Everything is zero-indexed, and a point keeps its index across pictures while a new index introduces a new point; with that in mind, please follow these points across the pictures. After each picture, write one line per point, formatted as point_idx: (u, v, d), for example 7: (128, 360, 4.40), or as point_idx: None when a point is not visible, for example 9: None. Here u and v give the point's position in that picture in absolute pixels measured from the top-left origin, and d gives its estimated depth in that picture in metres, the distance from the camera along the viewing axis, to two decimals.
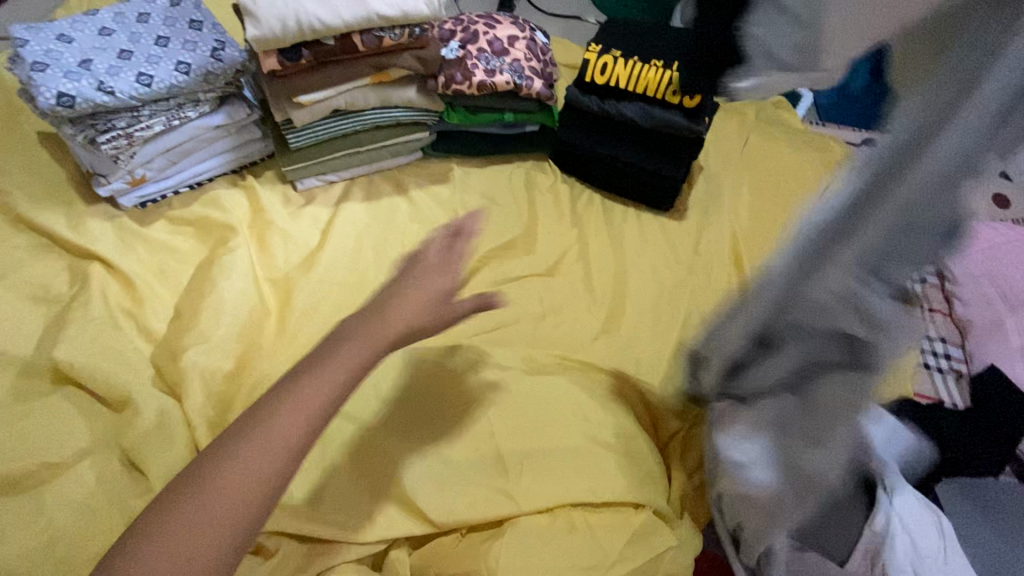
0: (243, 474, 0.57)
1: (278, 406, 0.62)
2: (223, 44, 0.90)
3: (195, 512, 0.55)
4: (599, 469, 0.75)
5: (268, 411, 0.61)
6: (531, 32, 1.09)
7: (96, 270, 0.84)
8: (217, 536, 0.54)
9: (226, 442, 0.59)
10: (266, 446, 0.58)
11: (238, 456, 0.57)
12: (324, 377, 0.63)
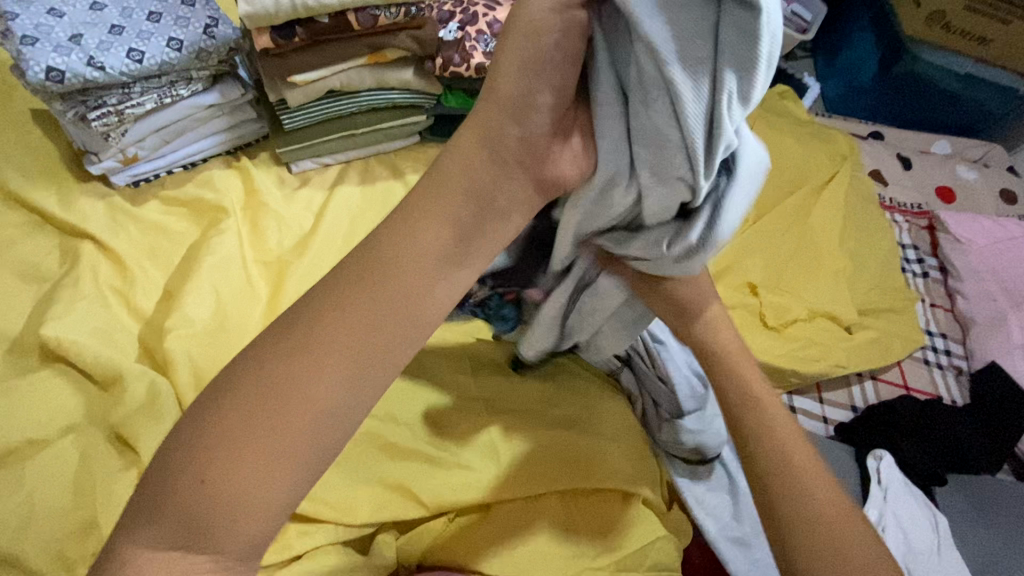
0: (302, 397, 0.38)
1: (314, 328, 0.40)
2: (216, 21, 0.88)
3: (211, 471, 0.37)
4: (588, 456, 0.74)
5: (316, 330, 0.40)
6: None
7: (87, 249, 0.84)
8: (292, 472, 0.38)
9: (272, 358, 0.39)
10: (324, 365, 0.39)
11: (301, 372, 0.39)
12: (400, 257, 0.42)
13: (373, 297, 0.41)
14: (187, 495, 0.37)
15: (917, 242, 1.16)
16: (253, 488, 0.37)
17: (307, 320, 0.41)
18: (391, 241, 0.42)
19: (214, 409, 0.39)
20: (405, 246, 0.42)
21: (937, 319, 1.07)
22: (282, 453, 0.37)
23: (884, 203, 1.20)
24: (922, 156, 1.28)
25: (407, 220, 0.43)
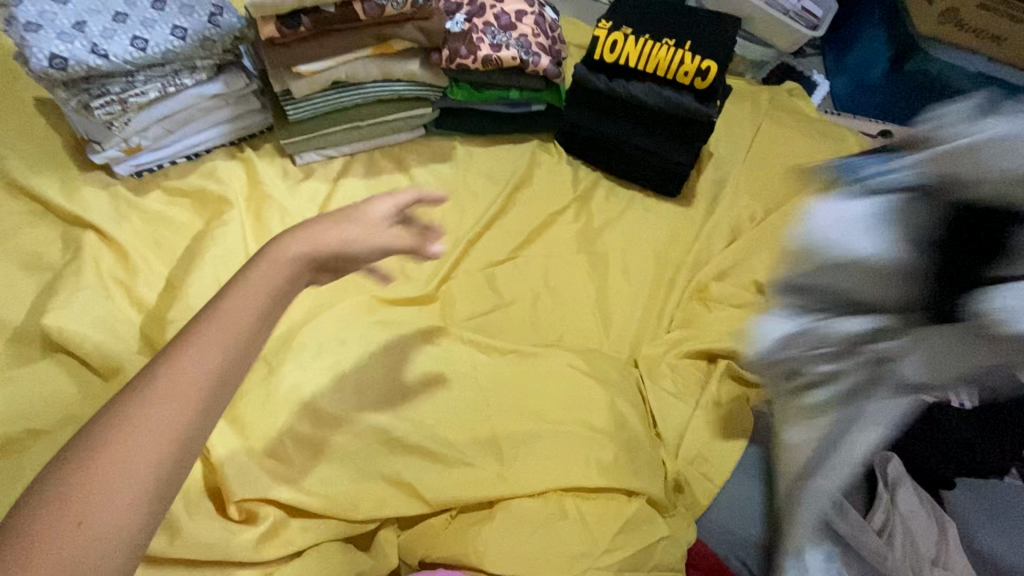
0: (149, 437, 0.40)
1: (155, 381, 0.43)
2: (221, 9, 0.87)
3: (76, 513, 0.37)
4: (593, 454, 0.74)
5: (154, 385, 0.42)
6: (541, 6, 1.05)
7: (89, 239, 0.83)
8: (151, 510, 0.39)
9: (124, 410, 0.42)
10: (174, 404, 0.42)
11: (145, 418, 0.41)
12: (228, 311, 0.47)
13: (211, 341, 0.45)
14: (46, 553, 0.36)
15: None
16: (114, 521, 0.38)
17: (142, 382, 0.43)
18: (222, 305, 0.47)
19: (54, 475, 0.38)
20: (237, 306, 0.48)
21: None
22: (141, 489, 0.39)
23: None
24: None
25: (237, 285, 0.49)
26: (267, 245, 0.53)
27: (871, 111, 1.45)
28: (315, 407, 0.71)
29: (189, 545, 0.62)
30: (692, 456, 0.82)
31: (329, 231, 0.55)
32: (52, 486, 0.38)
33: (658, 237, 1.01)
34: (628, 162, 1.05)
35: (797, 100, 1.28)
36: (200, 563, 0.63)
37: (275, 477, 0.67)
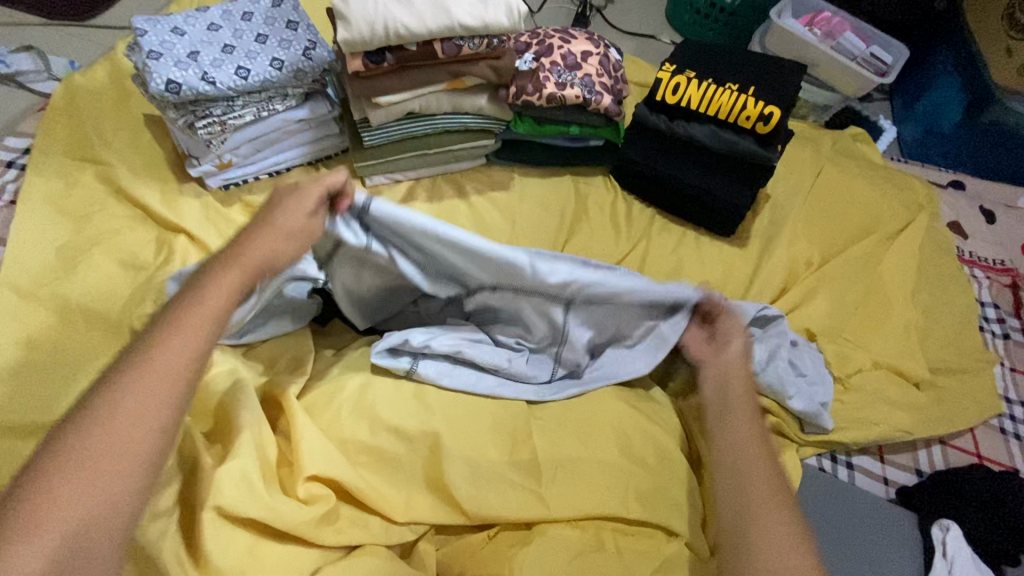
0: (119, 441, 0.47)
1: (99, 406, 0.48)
2: (314, 44, 0.95)
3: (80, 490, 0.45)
4: (635, 486, 0.74)
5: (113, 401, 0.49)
6: (606, 48, 1.09)
7: (181, 243, 0.93)
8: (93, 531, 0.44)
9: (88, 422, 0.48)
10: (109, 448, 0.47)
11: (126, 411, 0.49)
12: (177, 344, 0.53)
13: (153, 377, 0.51)
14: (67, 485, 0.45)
15: (997, 301, 1.22)
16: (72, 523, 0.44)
17: (87, 408, 0.48)
18: (175, 312, 0.56)
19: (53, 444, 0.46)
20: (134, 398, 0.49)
21: (1017, 385, 1.10)
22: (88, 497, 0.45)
23: (965, 257, 1.27)
24: (1007, 213, 1.36)
25: (199, 293, 0.58)
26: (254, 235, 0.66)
27: (942, 161, 1.47)
28: (378, 413, 0.74)
29: (257, 507, 0.62)
30: None
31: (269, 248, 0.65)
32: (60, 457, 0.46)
33: (711, 276, 1.05)
34: (685, 199, 1.07)
35: (861, 146, 1.34)
36: (268, 535, 0.64)
37: (337, 466, 0.69)
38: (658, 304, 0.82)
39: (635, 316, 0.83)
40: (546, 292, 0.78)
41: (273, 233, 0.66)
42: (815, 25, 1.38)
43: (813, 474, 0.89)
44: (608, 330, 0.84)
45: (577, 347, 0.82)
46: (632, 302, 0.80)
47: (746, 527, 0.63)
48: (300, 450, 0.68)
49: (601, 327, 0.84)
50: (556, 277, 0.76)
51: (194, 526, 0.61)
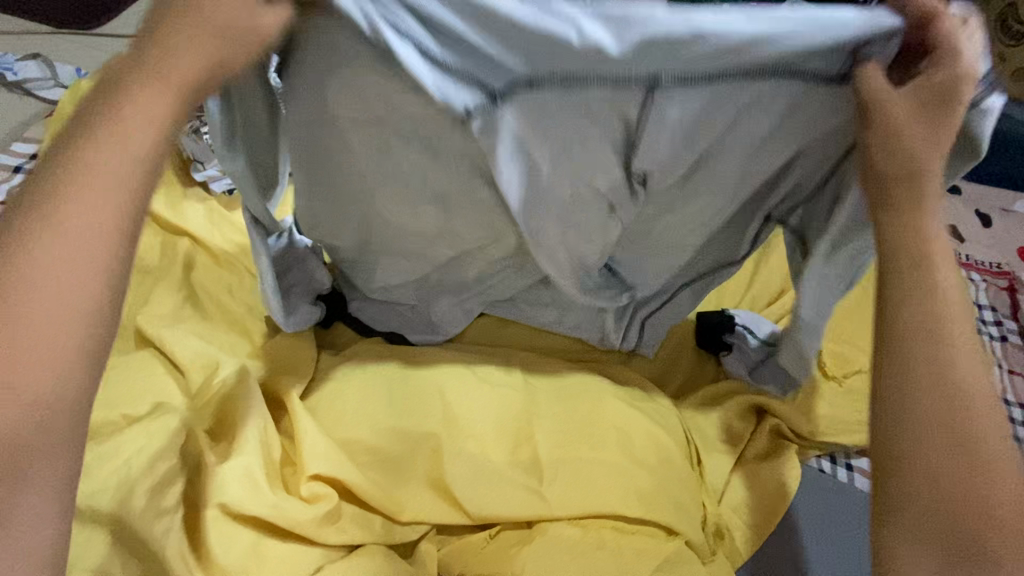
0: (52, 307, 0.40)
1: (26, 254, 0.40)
2: None
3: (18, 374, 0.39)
4: (636, 484, 0.75)
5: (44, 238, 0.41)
6: None
7: (186, 246, 0.94)
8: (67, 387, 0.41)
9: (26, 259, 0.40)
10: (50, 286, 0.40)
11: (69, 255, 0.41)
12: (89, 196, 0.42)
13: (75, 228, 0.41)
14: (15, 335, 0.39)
15: (995, 304, 1.22)
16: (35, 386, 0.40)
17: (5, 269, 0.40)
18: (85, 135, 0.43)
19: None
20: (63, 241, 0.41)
21: (1015, 388, 1.11)
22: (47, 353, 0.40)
23: (962, 261, 1.28)
24: (1003, 216, 1.37)
25: (102, 132, 0.43)
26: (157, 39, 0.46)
27: None
28: (381, 413, 0.75)
29: (263, 502, 0.63)
30: (736, 504, 0.83)
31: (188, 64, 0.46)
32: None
33: None
34: None
35: None
36: (272, 533, 0.65)
37: (340, 465, 0.69)
38: (812, 83, 0.52)
39: (769, 121, 0.54)
40: (614, 77, 0.50)
41: (186, 44, 0.46)
42: None
43: (814, 476, 0.89)
44: (714, 158, 0.57)
45: (665, 173, 0.57)
46: (763, 108, 0.53)
47: (926, 440, 0.48)
48: (303, 449, 0.68)
49: (688, 160, 0.56)
50: (631, 61, 0.49)
51: (200, 522, 0.62)
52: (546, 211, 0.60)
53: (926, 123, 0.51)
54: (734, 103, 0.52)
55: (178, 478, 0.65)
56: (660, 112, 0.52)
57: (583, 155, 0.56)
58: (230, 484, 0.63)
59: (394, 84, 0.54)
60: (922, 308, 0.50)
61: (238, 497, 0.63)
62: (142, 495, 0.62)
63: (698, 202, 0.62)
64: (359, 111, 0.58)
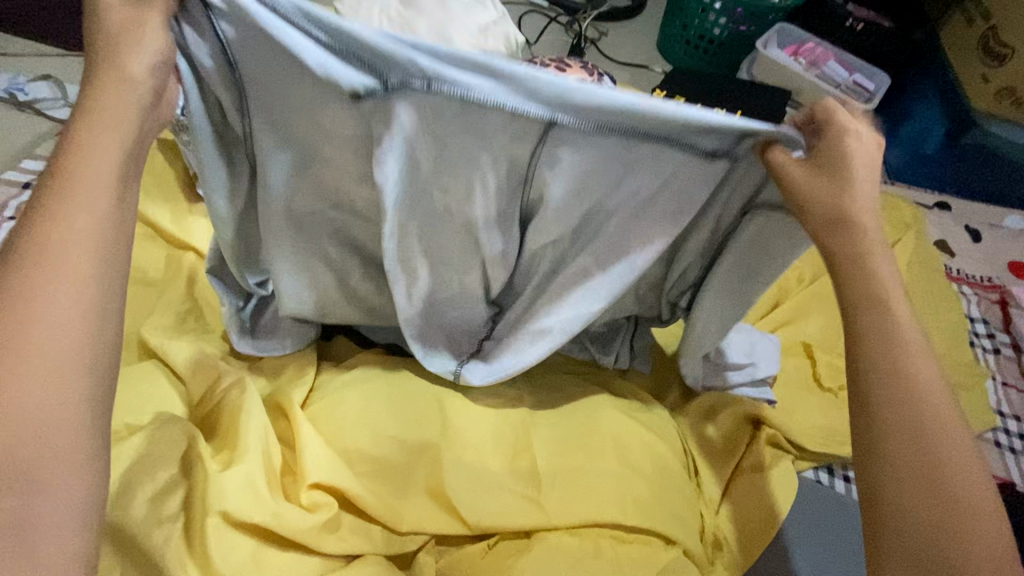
0: (72, 289, 0.46)
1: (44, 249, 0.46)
2: None
3: (46, 347, 0.44)
4: (632, 493, 0.75)
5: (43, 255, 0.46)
6: (599, 77, 1.13)
7: (190, 260, 0.96)
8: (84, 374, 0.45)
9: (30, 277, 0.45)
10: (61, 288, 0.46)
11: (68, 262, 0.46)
12: (84, 198, 0.49)
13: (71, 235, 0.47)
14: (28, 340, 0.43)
15: (988, 317, 1.24)
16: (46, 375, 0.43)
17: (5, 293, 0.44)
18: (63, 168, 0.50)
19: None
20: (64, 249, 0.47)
21: (1010, 400, 1.12)
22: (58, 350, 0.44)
23: (953, 275, 1.30)
24: (993, 231, 1.40)
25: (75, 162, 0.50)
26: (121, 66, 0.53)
27: (928, 183, 1.51)
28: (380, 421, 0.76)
29: (263, 510, 0.64)
30: (732, 515, 0.84)
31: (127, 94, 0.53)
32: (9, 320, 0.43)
33: None
34: None
35: None
36: (271, 542, 0.65)
37: (339, 474, 0.70)
38: (692, 152, 0.57)
39: (651, 180, 0.60)
40: (518, 106, 0.53)
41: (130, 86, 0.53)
42: (800, 55, 1.44)
43: (810, 487, 0.90)
44: (598, 201, 0.62)
45: (557, 218, 0.63)
46: (644, 171, 0.59)
47: (896, 462, 0.52)
48: (303, 458, 0.69)
49: (579, 200, 0.62)
50: (530, 100, 0.52)
51: (200, 530, 0.62)
52: (417, 232, 0.65)
53: (818, 190, 0.57)
54: (617, 158, 0.58)
55: (179, 486, 0.65)
56: (551, 151, 0.57)
57: (477, 197, 0.61)
58: (231, 492, 0.64)
59: (303, 95, 0.57)
60: (889, 340, 0.56)
61: (240, 506, 0.63)
62: (141, 502, 0.63)
63: (579, 257, 0.67)
64: (277, 125, 0.61)
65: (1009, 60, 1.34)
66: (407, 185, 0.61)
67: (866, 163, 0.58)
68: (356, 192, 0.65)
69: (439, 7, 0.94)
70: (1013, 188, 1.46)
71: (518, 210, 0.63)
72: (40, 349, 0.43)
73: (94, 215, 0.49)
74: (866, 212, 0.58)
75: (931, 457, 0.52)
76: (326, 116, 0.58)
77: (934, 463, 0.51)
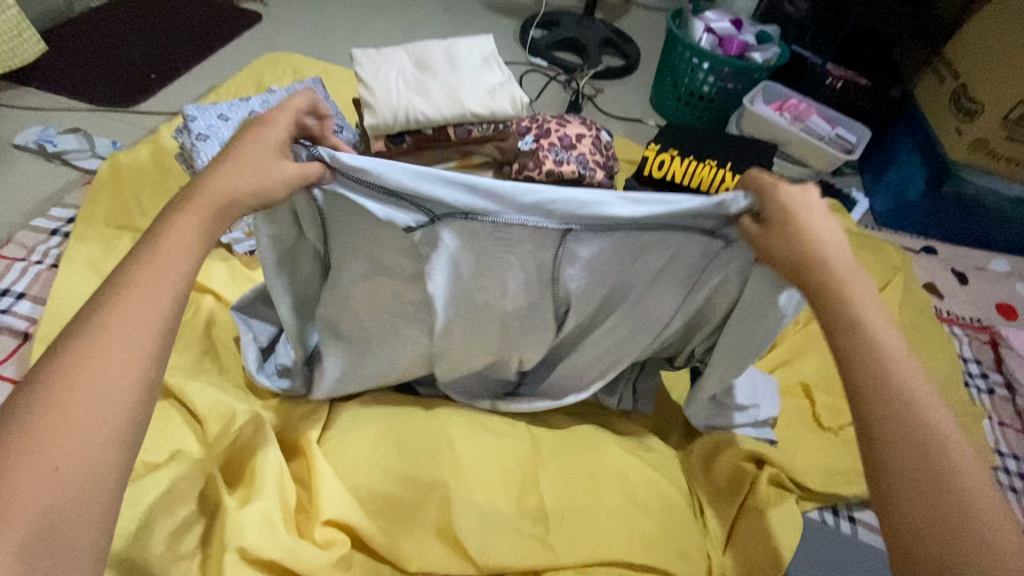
0: (92, 396, 0.43)
1: (71, 353, 0.44)
2: (341, 128, 1.10)
3: (58, 452, 0.41)
4: (639, 532, 0.77)
5: (101, 330, 0.46)
6: (597, 131, 1.22)
7: (208, 302, 1.00)
8: (115, 449, 0.43)
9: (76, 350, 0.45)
10: (103, 361, 0.45)
11: (117, 342, 0.46)
12: (155, 277, 0.50)
13: (131, 311, 0.47)
14: (61, 411, 0.42)
15: (980, 357, 1.27)
16: (78, 451, 0.41)
17: (55, 361, 0.44)
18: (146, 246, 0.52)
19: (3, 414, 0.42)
20: (118, 323, 0.47)
21: (1007, 439, 1.13)
22: (97, 424, 0.43)
23: (944, 316, 1.35)
24: (977, 275, 1.46)
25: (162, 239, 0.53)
26: (201, 182, 0.57)
27: (912, 227, 1.58)
28: (394, 459, 0.78)
29: (281, 546, 0.66)
30: (740, 555, 0.84)
31: (235, 176, 0.57)
32: (24, 421, 0.41)
33: None
34: None
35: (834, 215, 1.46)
36: None
37: (352, 511, 0.71)
38: (695, 231, 0.65)
39: (659, 261, 0.68)
40: (533, 222, 0.62)
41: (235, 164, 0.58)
42: (785, 110, 1.53)
43: (814, 527, 0.90)
44: (618, 287, 0.71)
45: (584, 302, 0.71)
46: (653, 252, 0.67)
47: (908, 487, 0.45)
48: (318, 494, 0.71)
49: (599, 284, 0.70)
50: (536, 215, 0.62)
51: (218, 565, 0.64)
52: (464, 325, 0.73)
53: (779, 230, 0.58)
54: (629, 247, 0.66)
55: (196, 522, 0.67)
56: (573, 250, 0.66)
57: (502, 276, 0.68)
58: (250, 528, 0.65)
59: (369, 231, 0.68)
60: (874, 341, 0.51)
61: (257, 542, 0.65)
62: (160, 540, 0.65)
63: (609, 317, 0.73)
64: (350, 251, 0.71)
65: (978, 115, 1.42)
66: (455, 292, 0.70)
67: (806, 205, 0.59)
68: (409, 291, 0.71)
69: (452, 73, 1.04)
70: (994, 233, 1.53)
71: (549, 301, 0.71)
72: (57, 451, 0.41)
73: (158, 296, 0.49)
74: (823, 227, 0.58)
75: (951, 482, 0.44)
76: (379, 236, 0.67)
77: (950, 478, 0.45)
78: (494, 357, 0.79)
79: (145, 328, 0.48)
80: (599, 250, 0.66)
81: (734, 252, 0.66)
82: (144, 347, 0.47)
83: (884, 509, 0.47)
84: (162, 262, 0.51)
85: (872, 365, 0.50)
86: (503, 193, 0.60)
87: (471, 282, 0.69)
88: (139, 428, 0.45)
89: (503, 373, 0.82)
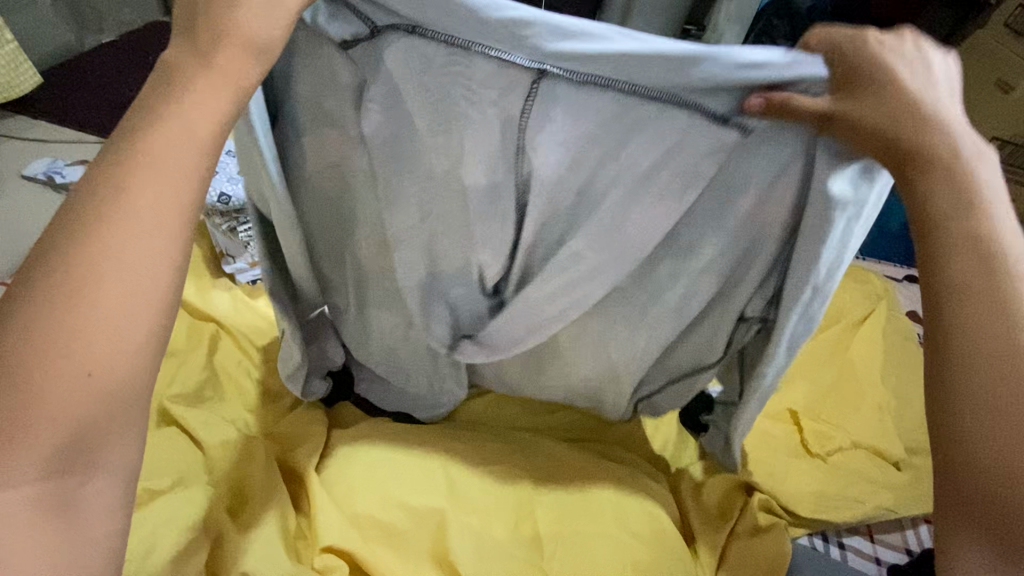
0: (113, 295, 0.44)
1: (84, 245, 0.44)
2: None
3: (88, 358, 0.43)
4: (632, 556, 0.78)
5: (116, 214, 0.45)
6: None
7: (211, 330, 1.02)
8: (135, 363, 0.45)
9: (93, 234, 0.44)
10: (123, 253, 0.45)
11: (135, 230, 0.45)
12: (166, 167, 0.47)
13: (145, 198, 0.46)
14: (74, 315, 0.43)
15: None
16: (102, 360, 0.43)
17: (67, 245, 0.44)
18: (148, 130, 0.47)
19: (14, 298, 0.43)
20: (133, 213, 0.45)
21: None
22: (112, 334, 0.44)
23: None
24: None
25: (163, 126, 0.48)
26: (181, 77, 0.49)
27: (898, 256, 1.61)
28: (391, 486, 0.79)
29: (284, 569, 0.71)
30: None
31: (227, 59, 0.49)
32: (38, 318, 0.42)
33: None
34: None
35: None
36: None
37: (349, 536, 0.74)
38: (700, 112, 0.53)
39: (663, 143, 0.56)
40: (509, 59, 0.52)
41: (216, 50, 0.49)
42: None
43: (805, 554, 0.92)
44: (597, 176, 0.59)
45: (555, 203, 0.61)
46: (657, 128, 0.55)
47: (981, 419, 0.44)
48: (316, 520, 0.74)
49: (578, 171, 0.58)
50: (518, 46, 0.51)
51: None
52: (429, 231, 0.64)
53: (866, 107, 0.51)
54: (620, 116, 0.55)
55: (202, 548, 0.71)
56: (548, 109, 0.54)
57: (480, 227, 0.63)
58: (253, 553, 0.71)
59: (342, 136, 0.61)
60: (991, 266, 0.47)
61: (261, 566, 0.70)
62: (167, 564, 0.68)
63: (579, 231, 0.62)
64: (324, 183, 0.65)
65: None
66: (425, 191, 0.62)
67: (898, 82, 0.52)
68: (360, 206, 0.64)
69: None
70: None
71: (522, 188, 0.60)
72: (80, 358, 0.42)
73: (169, 186, 0.47)
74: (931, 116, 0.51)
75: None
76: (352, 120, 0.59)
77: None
78: (463, 271, 0.68)
79: (163, 213, 0.46)
80: (586, 117, 0.55)
81: (771, 137, 0.56)
82: (166, 234, 0.46)
83: (950, 437, 0.45)
84: (170, 152, 0.47)
85: (987, 290, 0.46)
86: (479, 11, 0.50)
87: (449, 182, 0.61)
88: (159, 337, 0.46)
89: (472, 298, 0.71)
